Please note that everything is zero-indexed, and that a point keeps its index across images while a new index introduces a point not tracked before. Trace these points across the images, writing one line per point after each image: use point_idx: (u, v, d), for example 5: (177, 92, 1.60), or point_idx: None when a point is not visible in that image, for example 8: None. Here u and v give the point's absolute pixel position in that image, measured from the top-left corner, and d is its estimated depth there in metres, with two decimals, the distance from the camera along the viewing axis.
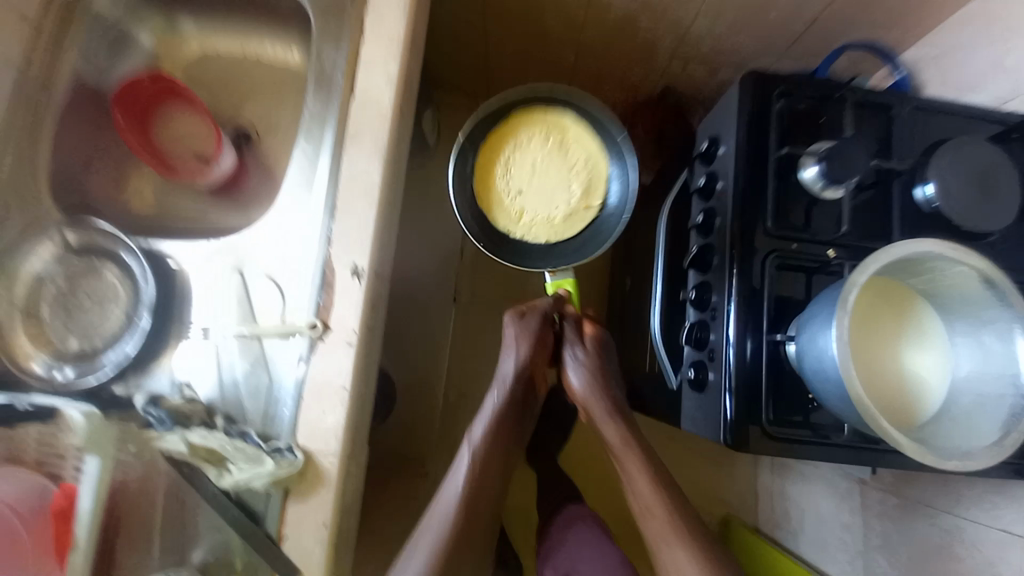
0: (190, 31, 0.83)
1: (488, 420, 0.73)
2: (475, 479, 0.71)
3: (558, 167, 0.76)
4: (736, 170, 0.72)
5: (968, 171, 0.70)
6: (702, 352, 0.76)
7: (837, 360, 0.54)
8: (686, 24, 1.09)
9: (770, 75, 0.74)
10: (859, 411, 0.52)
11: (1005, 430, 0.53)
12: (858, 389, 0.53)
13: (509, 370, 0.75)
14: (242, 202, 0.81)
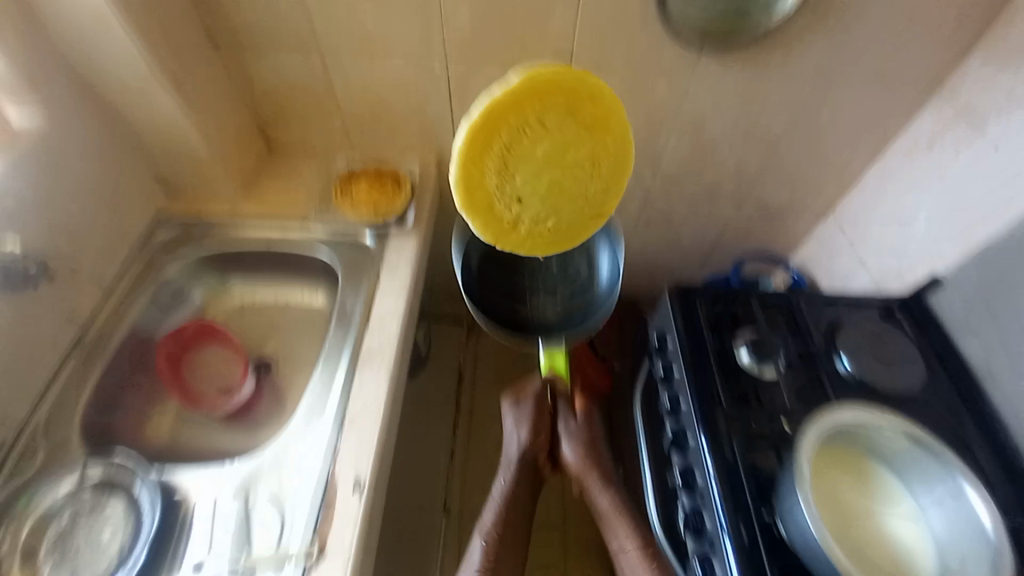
0: (236, 286, 1.02)
1: (500, 504, 0.73)
2: None
3: None
4: (685, 360, 0.87)
5: (870, 346, 0.89)
6: (703, 540, 0.76)
7: (811, 524, 0.60)
8: (625, 251, 1.40)
9: (690, 288, 0.96)
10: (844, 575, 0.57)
11: None
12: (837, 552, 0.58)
13: (513, 453, 0.78)
14: (251, 426, 0.90)
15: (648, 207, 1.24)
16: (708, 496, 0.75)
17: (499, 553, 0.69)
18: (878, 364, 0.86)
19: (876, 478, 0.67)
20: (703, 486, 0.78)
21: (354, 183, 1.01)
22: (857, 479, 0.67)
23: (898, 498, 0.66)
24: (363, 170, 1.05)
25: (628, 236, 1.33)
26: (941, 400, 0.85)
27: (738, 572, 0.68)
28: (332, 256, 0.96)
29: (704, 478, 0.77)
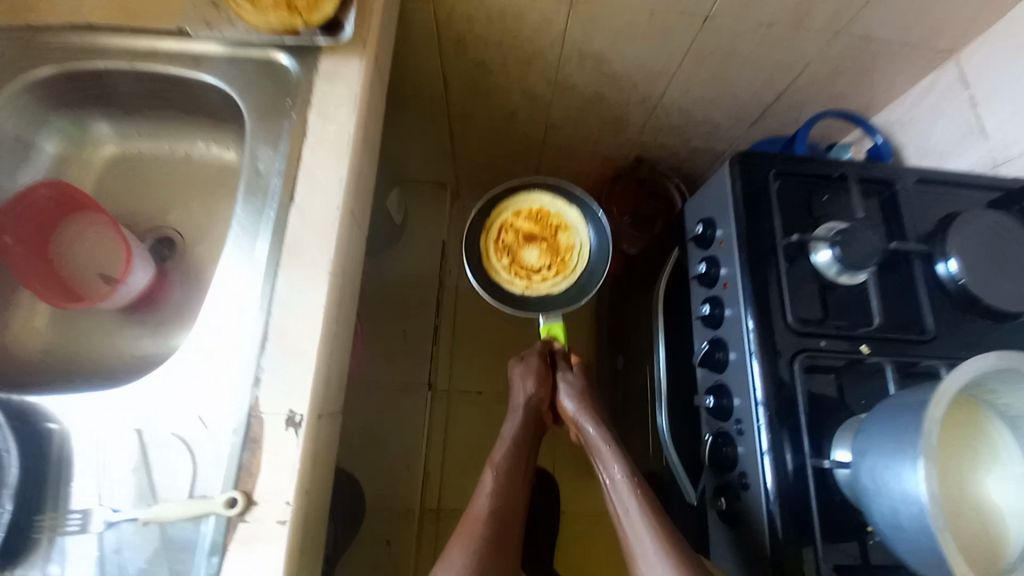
0: (106, 134, 0.73)
1: (504, 451, 0.65)
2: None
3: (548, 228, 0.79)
4: (740, 256, 0.63)
5: (990, 246, 0.64)
6: (731, 473, 0.62)
7: (926, 519, 0.40)
8: (656, 99, 1.06)
9: (760, 152, 0.67)
10: None
11: None
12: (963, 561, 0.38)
13: (518, 406, 0.72)
14: (160, 322, 0.69)
15: (703, 31, 0.88)
16: (747, 429, 0.59)
17: (510, 496, 0.61)
18: (996, 271, 0.63)
19: (979, 435, 0.49)
20: (742, 415, 0.61)
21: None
22: (951, 433, 0.49)
23: (1005, 463, 0.48)
24: None
25: (664, 75, 0.99)
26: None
27: (777, 520, 0.54)
28: (223, 79, 0.65)
29: (744, 407, 0.60)
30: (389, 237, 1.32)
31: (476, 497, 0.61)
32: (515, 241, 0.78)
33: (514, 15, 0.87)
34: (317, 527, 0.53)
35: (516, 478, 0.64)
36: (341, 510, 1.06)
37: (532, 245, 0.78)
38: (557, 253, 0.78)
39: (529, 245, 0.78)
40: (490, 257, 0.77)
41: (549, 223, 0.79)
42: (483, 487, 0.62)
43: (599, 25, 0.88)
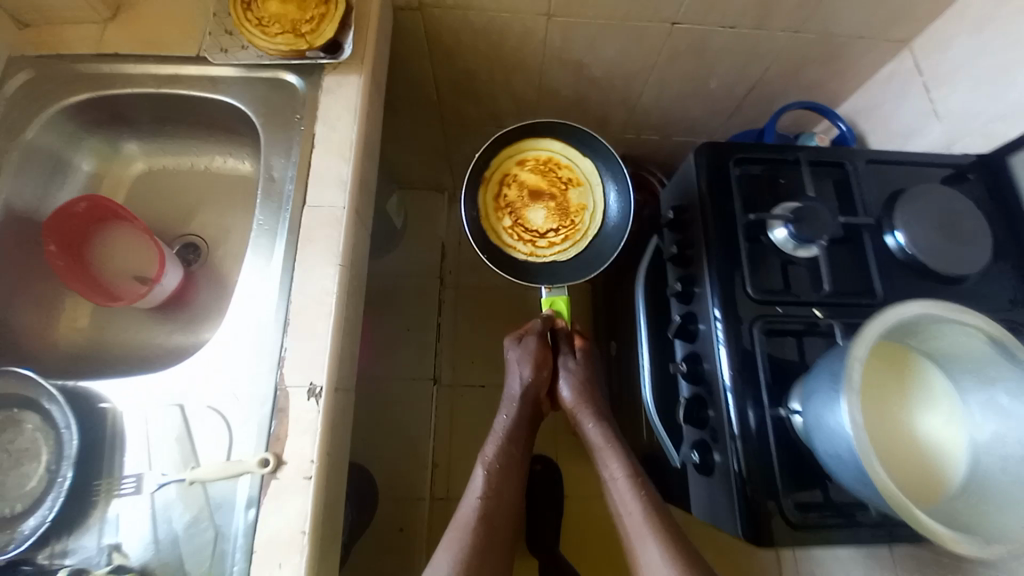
0: (134, 151, 0.81)
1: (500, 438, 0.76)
2: (479, 545, 0.66)
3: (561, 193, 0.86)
4: (706, 236, 0.70)
5: (935, 218, 0.71)
6: (704, 430, 0.69)
7: (855, 447, 0.47)
8: (635, 99, 1.14)
9: (722, 142, 0.74)
10: (890, 503, 0.46)
11: None
12: (884, 478, 0.46)
13: (515, 391, 0.80)
14: (188, 318, 0.77)
15: (671, 34, 0.96)
16: (715, 389, 0.66)
17: (500, 484, 0.72)
18: (941, 240, 0.70)
19: (912, 375, 0.56)
20: (711, 378, 0.68)
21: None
22: (890, 379, 0.56)
23: (936, 398, 0.55)
24: None
25: (640, 76, 1.06)
26: (1004, 283, 0.72)
27: (742, 467, 0.61)
28: (237, 98, 0.73)
29: (712, 370, 0.67)
30: (390, 238, 1.40)
31: (470, 488, 0.73)
32: (519, 198, 0.86)
33: (497, 27, 0.95)
34: (337, 486, 0.60)
35: (514, 456, 0.75)
36: (354, 493, 1.14)
37: (538, 204, 0.86)
38: (567, 214, 0.86)
39: (536, 204, 0.86)
40: (496, 216, 0.85)
41: (558, 181, 0.86)
42: (477, 477, 0.73)
43: (576, 32, 0.96)
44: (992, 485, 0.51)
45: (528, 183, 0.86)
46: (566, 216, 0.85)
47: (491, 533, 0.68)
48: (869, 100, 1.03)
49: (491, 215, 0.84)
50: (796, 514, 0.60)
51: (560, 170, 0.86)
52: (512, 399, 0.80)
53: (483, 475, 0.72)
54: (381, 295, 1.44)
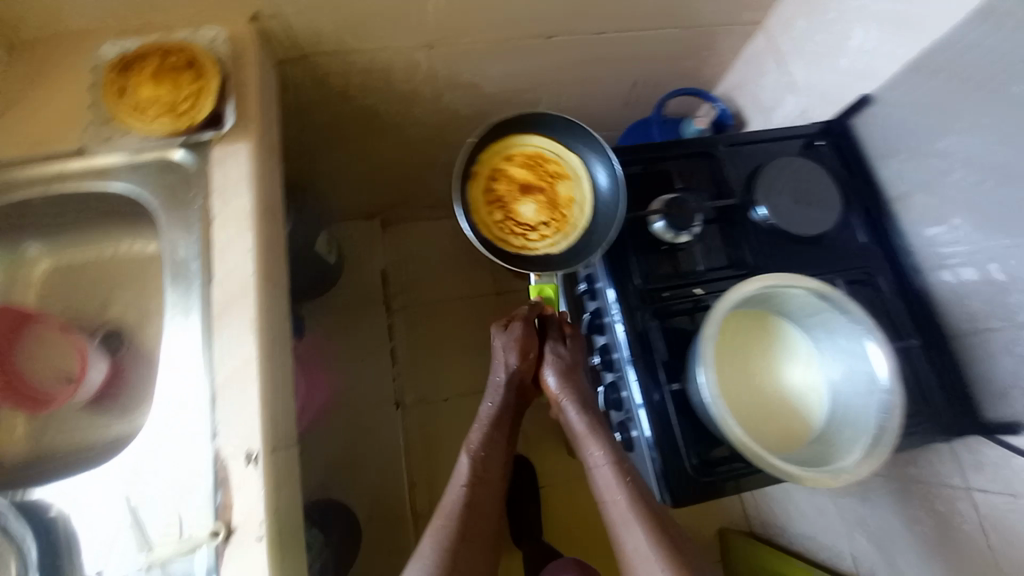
0: (38, 252, 0.82)
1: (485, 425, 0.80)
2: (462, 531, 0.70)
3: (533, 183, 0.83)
4: (595, 238, 0.78)
5: (790, 187, 0.80)
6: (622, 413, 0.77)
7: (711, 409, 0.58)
8: (531, 108, 1.19)
9: (596, 151, 0.81)
10: (745, 450, 0.56)
11: (883, 423, 0.56)
12: (736, 431, 0.56)
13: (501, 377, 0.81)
14: (124, 405, 0.79)
15: (548, 46, 1.01)
16: (621, 373, 0.74)
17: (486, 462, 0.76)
18: (796, 207, 0.79)
19: (779, 334, 0.65)
20: (618, 364, 0.76)
21: (135, 85, 0.73)
22: (760, 342, 0.64)
23: (801, 351, 0.64)
24: (143, 49, 0.75)
25: (529, 87, 1.12)
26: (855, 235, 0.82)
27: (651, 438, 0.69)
28: (129, 186, 0.74)
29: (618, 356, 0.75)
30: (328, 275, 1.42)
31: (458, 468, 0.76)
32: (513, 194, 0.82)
33: (382, 64, 0.98)
34: (293, 537, 0.65)
35: (498, 440, 0.79)
36: (331, 532, 1.18)
37: (527, 199, 0.82)
38: (559, 208, 0.82)
39: (525, 199, 0.82)
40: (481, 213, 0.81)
41: (545, 176, 0.83)
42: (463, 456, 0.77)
43: (458, 58, 1.00)
44: (850, 417, 0.60)
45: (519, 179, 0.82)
46: (557, 208, 0.82)
47: (476, 516, 0.72)
48: (740, 77, 1.11)
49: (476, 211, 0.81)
50: (702, 471, 0.69)
51: (548, 164, 0.83)
52: (497, 384, 0.81)
53: (470, 454, 0.76)
54: (330, 331, 1.46)
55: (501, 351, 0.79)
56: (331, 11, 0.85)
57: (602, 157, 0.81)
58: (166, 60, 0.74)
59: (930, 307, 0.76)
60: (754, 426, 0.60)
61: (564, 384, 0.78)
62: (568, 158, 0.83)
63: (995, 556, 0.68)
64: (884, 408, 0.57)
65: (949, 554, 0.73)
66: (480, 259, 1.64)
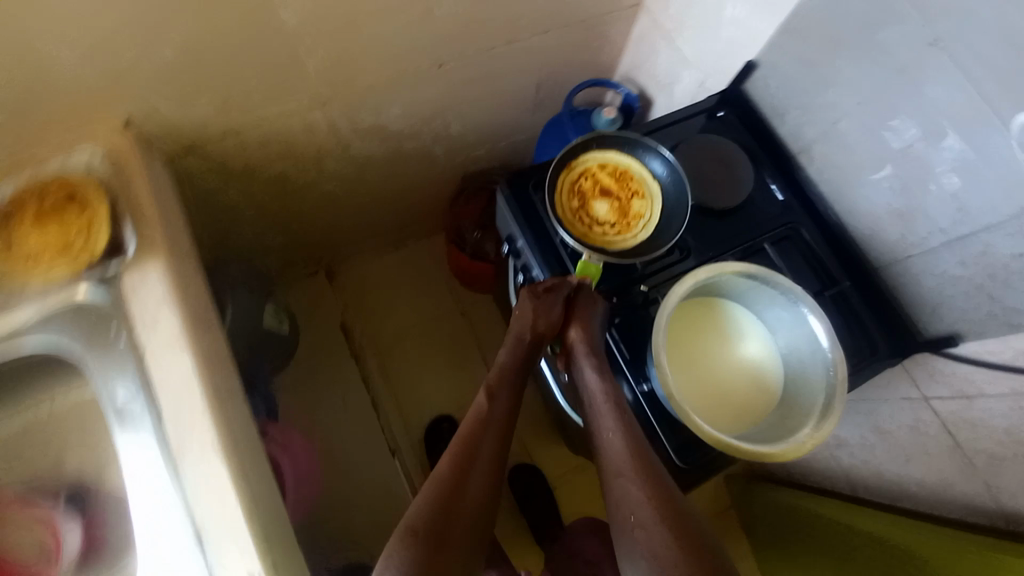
0: None
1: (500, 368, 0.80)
2: (458, 473, 0.70)
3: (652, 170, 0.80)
4: (533, 262, 0.80)
5: (704, 164, 0.83)
6: None
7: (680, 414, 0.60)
8: (444, 132, 1.17)
9: (517, 176, 0.83)
10: (719, 444, 0.58)
11: (829, 380, 0.60)
12: (705, 429, 0.59)
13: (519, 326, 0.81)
14: (104, 561, 0.75)
15: (442, 73, 0.99)
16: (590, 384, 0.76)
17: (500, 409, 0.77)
18: (714, 182, 0.82)
19: (728, 316, 0.67)
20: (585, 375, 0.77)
21: (23, 233, 0.70)
22: (710, 327, 0.66)
23: (750, 327, 0.67)
24: (22, 191, 0.71)
25: (436, 115, 1.10)
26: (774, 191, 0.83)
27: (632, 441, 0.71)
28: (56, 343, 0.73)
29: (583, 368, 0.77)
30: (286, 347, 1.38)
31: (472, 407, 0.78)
32: (594, 193, 0.79)
33: (276, 131, 0.94)
34: None
35: (506, 394, 0.79)
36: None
37: (606, 198, 0.78)
38: (625, 217, 0.78)
39: (600, 197, 0.78)
40: (563, 215, 0.77)
41: (628, 188, 0.79)
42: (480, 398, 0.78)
43: (353, 106, 0.97)
44: (802, 378, 0.63)
45: (605, 185, 0.79)
46: (622, 218, 0.78)
47: (474, 454, 0.72)
48: (635, 57, 1.12)
49: (561, 211, 0.76)
50: (688, 461, 0.70)
51: (632, 180, 0.79)
52: (518, 334, 0.81)
53: (486, 396, 0.77)
54: (305, 400, 1.42)
55: (526, 309, 0.79)
56: (207, 97, 0.81)
57: (676, 170, 0.78)
58: (45, 203, 0.71)
59: (853, 246, 0.78)
60: (722, 412, 0.63)
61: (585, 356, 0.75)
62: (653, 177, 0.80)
63: (968, 457, 0.72)
64: (831, 370, 0.60)
65: (925, 460, 0.79)
66: (435, 286, 1.62)
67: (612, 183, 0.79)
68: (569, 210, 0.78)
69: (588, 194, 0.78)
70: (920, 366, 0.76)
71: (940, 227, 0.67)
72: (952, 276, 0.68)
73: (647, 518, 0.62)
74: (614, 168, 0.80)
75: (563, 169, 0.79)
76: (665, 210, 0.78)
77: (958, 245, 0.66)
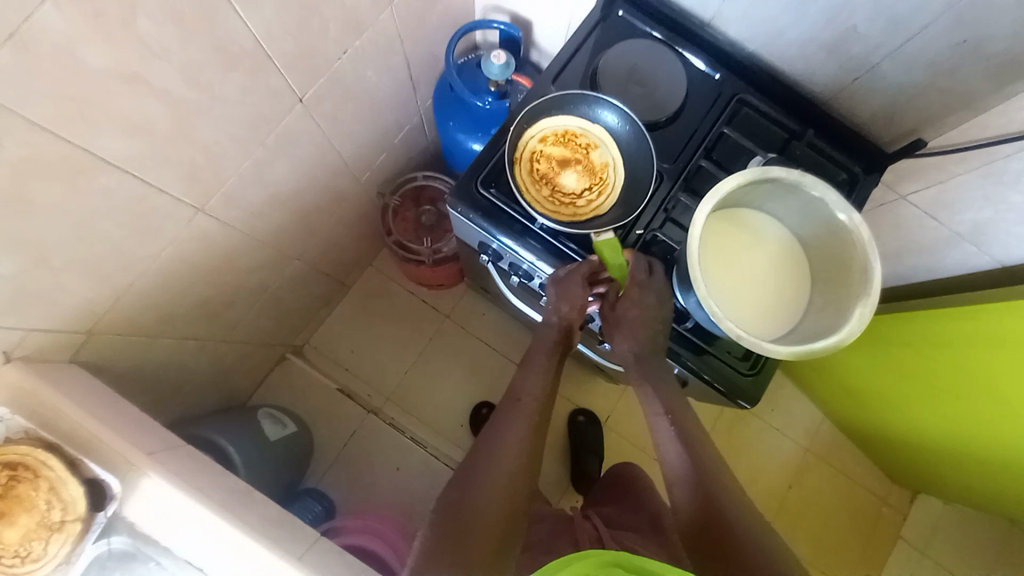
0: None
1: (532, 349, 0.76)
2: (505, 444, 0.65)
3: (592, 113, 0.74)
4: (526, 258, 0.74)
5: (630, 81, 0.78)
6: None
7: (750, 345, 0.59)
8: (338, 162, 1.03)
9: (461, 181, 0.74)
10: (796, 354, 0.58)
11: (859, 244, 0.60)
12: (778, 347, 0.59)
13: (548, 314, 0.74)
14: None
15: (307, 108, 0.84)
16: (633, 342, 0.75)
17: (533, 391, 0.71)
18: (648, 94, 0.78)
19: (740, 230, 0.66)
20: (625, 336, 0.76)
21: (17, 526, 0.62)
22: (730, 247, 0.65)
23: (760, 226, 0.67)
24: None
25: (322, 150, 0.95)
26: (703, 72, 0.80)
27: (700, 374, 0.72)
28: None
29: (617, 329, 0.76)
30: (306, 441, 1.32)
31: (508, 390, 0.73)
32: (555, 168, 0.74)
33: (178, 263, 0.81)
34: None
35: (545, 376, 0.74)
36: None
37: (569, 167, 0.73)
38: (595, 175, 0.74)
39: (563, 170, 0.73)
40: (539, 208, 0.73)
41: (580, 146, 0.73)
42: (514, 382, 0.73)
43: (240, 193, 0.83)
44: (827, 251, 0.65)
45: (559, 155, 0.73)
46: (592, 177, 0.73)
47: (512, 418, 0.68)
48: None
49: (535, 207, 0.73)
50: (752, 364, 0.73)
51: (578, 136, 0.74)
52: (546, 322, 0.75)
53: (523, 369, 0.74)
54: (355, 472, 1.40)
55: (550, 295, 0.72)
56: (81, 276, 0.67)
57: (622, 110, 0.71)
58: (14, 491, 0.62)
59: (795, 93, 0.80)
60: (774, 321, 0.65)
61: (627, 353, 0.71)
62: (593, 121, 0.74)
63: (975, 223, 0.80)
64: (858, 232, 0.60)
65: (930, 243, 0.90)
66: (407, 304, 1.54)
67: (564, 150, 0.74)
68: (542, 198, 0.73)
69: (548, 175, 0.73)
70: (902, 174, 0.83)
71: (877, 46, 0.68)
72: (898, 83, 0.70)
73: (702, 485, 0.60)
74: (555, 136, 0.74)
75: (512, 167, 0.73)
76: (623, 147, 0.73)
77: (892, 56, 0.68)
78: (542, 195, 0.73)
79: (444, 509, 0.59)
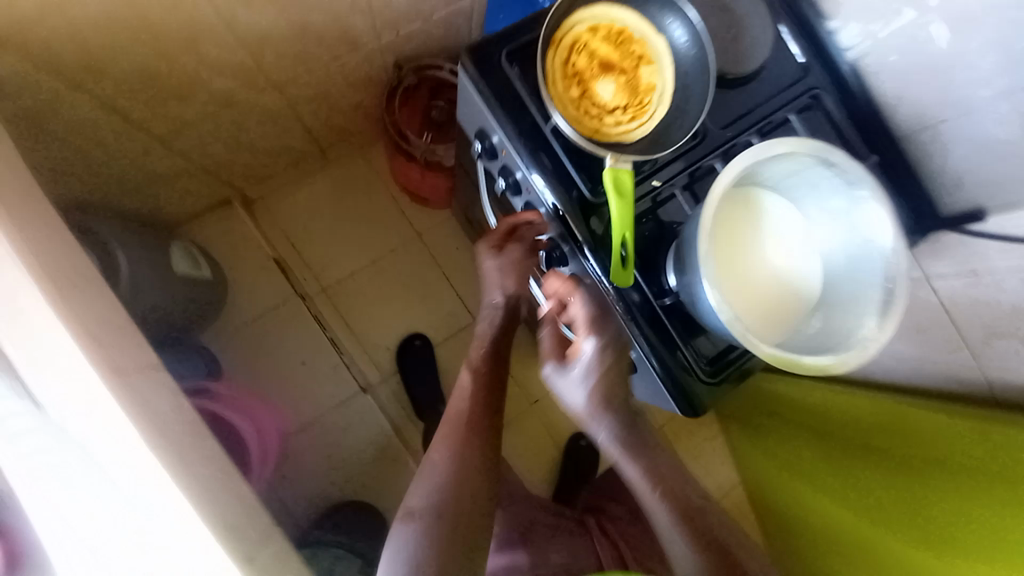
0: None
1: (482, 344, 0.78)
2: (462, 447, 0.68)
3: (660, 23, 0.61)
4: (524, 158, 0.63)
5: (715, 20, 0.67)
6: None
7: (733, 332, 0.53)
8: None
9: (483, 43, 0.63)
10: (774, 361, 0.52)
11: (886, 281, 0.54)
12: (761, 347, 0.52)
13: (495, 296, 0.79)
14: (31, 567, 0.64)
15: None
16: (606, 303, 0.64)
17: (484, 385, 0.75)
18: (727, 43, 0.68)
19: (770, 213, 0.58)
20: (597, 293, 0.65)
21: None
22: (752, 225, 0.57)
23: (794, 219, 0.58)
24: None
25: None
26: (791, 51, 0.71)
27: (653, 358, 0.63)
28: None
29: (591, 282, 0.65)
30: (214, 293, 1.19)
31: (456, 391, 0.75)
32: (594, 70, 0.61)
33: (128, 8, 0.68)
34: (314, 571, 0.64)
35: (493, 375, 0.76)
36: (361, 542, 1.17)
37: (611, 74, 0.60)
38: (636, 94, 0.61)
39: (603, 74, 0.60)
40: (561, 107, 0.60)
41: (631, 54, 0.61)
42: (465, 379, 0.76)
43: None
44: (853, 276, 0.57)
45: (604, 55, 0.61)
46: (633, 95, 0.60)
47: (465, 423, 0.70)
48: None
49: (557, 105, 0.60)
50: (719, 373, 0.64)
51: (634, 42, 0.61)
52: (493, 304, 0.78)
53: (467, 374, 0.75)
54: (257, 347, 1.29)
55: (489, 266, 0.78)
56: None
57: (691, 24, 0.59)
58: None
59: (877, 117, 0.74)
60: (768, 327, 0.57)
61: (569, 381, 0.63)
62: (657, 32, 0.61)
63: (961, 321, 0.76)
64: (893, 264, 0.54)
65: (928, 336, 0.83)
66: (380, 203, 1.41)
67: (612, 53, 0.61)
68: (568, 98, 0.61)
69: (584, 76, 0.61)
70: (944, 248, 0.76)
71: (985, 80, 0.62)
72: (992, 137, 0.64)
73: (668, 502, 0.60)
74: (609, 35, 0.61)
75: (547, 51, 0.61)
76: (680, 72, 0.60)
77: (993, 103, 0.62)
78: (570, 94, 0.60)
79: (429, 510, 0.63)
